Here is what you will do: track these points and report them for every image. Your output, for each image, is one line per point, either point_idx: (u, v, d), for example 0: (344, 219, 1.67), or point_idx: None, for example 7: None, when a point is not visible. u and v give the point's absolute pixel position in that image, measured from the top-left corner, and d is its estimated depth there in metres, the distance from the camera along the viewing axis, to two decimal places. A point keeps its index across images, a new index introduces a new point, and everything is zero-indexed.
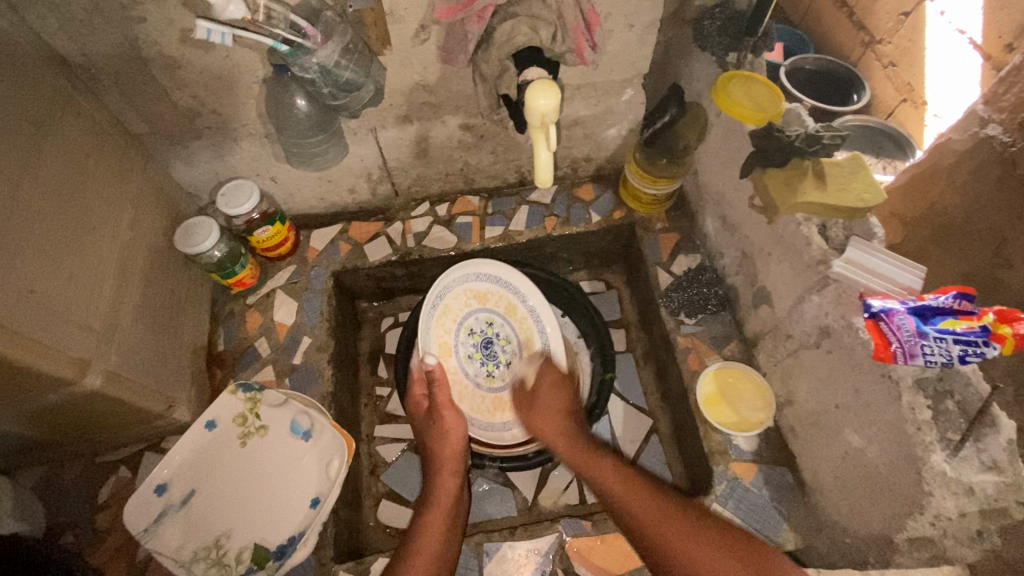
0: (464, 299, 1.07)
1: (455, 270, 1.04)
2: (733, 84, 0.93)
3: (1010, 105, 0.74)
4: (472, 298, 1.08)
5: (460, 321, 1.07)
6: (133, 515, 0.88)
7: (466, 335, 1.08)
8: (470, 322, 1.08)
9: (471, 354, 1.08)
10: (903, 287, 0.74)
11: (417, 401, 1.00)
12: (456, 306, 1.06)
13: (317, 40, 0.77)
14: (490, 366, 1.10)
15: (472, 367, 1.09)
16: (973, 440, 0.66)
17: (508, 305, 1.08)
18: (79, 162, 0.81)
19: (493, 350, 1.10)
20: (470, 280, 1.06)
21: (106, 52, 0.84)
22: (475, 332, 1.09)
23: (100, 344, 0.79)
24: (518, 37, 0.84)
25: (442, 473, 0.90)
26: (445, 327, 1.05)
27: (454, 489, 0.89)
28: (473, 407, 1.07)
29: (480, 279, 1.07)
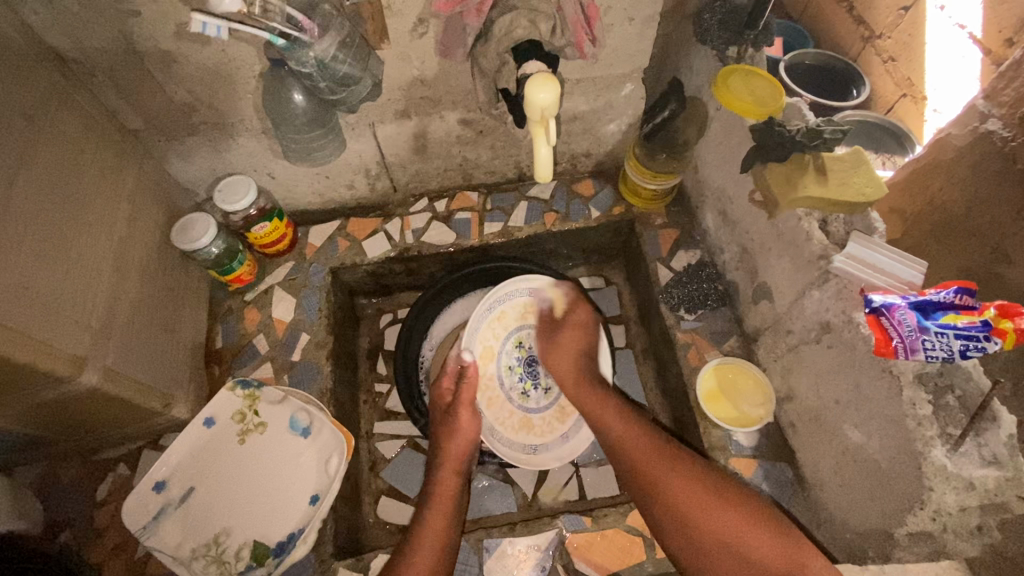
0: (523, 312, 1.09)
1: (513, 280, 1.06)
2: (739, 81, 0.93)
3: (1010, 99, 0.74)
4: (529, 312, 1.09)
5: (510, 330, 1.10)
6: (131, 513, 0.88)
7: (514, 346, 1.10)
8: (523, 336, 1.10)
9: (513, 367, 1.10)
10: (903, 282, 0.74)
11: (442, 394, 0.99)
12: (512, 314, 1.09)
13: (314, 33, 0.76)
14: (528, 385, 1.11)
15: (510, 379, 1.10)
16: (974, 434, 0.66)
17: None
18: (75, 158, 0.80)
19: (536, 369, 1.11)
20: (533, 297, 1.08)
21: (101, 46, 0.83)
22: (523, 346, 1.11)
23: (97, 340, 0.78)
24: (517, 29, 0.83)
25: (444, 469, 0.90)
26: (496, 331, 1.08)
27: (454, 494, 0.88)
28: (499, 418, 1.07)
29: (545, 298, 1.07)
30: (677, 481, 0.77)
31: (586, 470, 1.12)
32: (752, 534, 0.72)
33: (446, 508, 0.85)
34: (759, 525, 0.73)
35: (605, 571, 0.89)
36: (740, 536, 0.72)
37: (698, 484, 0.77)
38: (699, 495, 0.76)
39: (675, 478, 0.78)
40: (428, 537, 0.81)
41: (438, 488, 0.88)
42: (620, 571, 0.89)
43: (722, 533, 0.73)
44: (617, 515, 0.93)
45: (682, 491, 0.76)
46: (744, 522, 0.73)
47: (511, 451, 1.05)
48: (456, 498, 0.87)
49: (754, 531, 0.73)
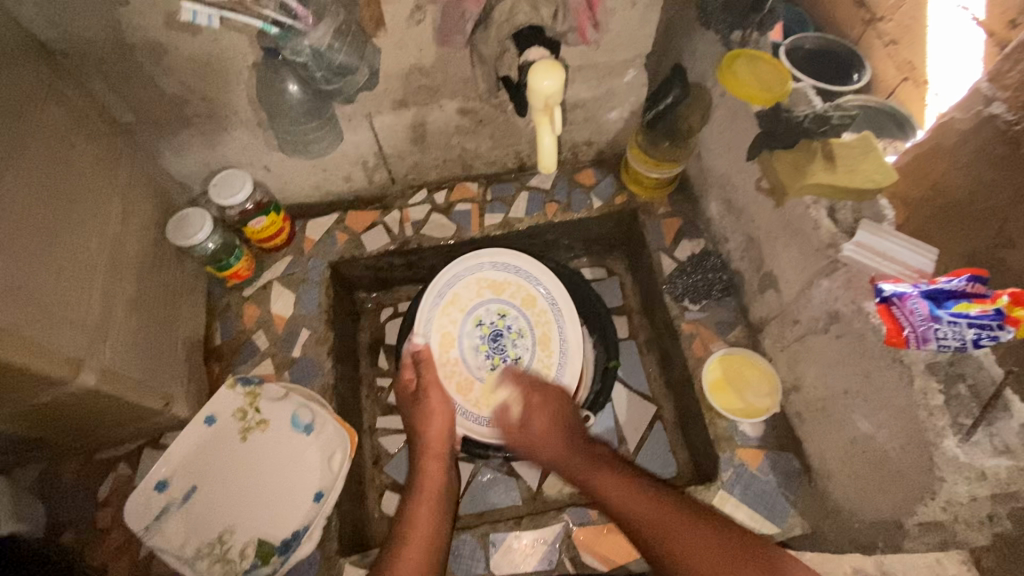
0: (476, 289, 1.14)
1: (461, 262, 1.13)
2: (745, 67, 0.89)
3: (1015, 82, 0.71)
4: (484, 287, 1.14)
5: (467, 311, 1.13)
6: (134, 513, 0.87)
7: (473, 325, 1.13)
8: (481, 313, 1.14)
9: (477, 346, 1.12)
10: (914, 270, 0.71)
11: (405, 384, 0.99)
12: (465, 296, 1.14)
13: (307, 22, 0.74)
14: (496, 359, 1.11)
15: (477, 359, 1.11)
16: (986, 424, 0.64)
17: (525, 296, 1.14)
18: (65, 154, 0.78)
19: (501, 342, 1.13)
20: (481, 270, 1.14)
21: (89, 36, 0.80)
22: (483, 324, 1.13)
23: (91, 341, 0.76)
24: (519, 15, 0.82)
25: (427, 456, 0.90)
26: (452, 316, 1.13)
27: (440, 475, 0.88)
28: (473, 398, 1.08)
29: (496, 268, 1.14)
30: (681, 535, 0.71)
31: None
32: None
33: (432, 500, 0.84)
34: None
35: (614, 565, 0.88)
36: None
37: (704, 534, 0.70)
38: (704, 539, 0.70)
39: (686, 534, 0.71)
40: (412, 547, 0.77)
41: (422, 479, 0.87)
42: (628, 563, 0.88)
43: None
44: None
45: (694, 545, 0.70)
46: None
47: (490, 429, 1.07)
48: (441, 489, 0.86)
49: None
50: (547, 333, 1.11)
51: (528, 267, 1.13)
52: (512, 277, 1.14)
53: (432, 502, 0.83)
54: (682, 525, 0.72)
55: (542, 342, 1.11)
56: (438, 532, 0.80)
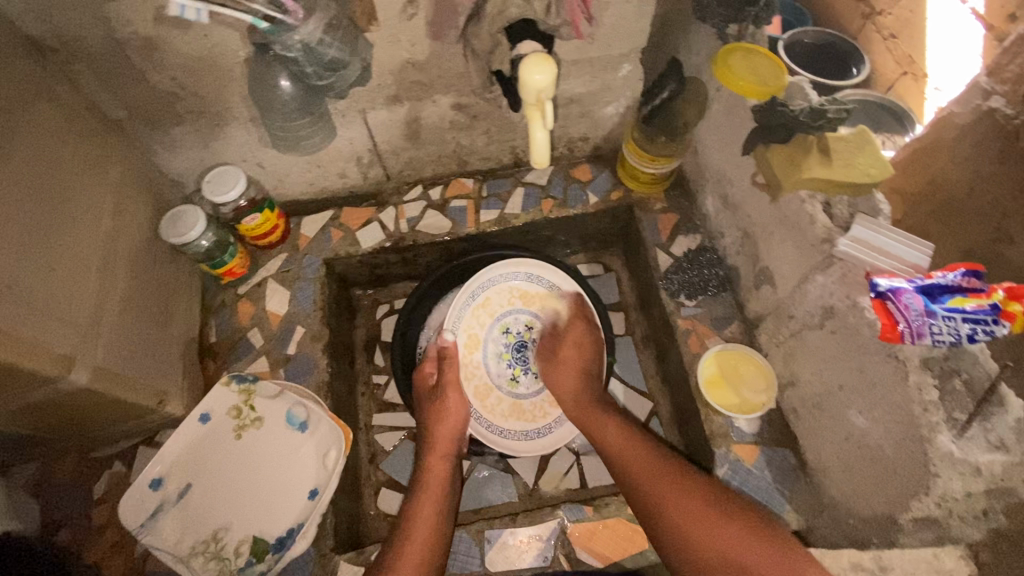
0: (508, 297, 1.13)
1: (495, 266, 1.11)
2: (740, 60, 0.90)
3: (1014, 76, 0.72)
4: (514, 296, 1.13)
5: (495, 317, 1.12)
6: (128, 511, 0.87)
7: (499, 332, 1.12)
8: (509, 321, 1.13)
9: (501, 353, 1.11)
10: (909, 265, 0.72)
11: (425, 377, 1.00)
12: (496, 302, 1.12)
13: (298, 16, 0.74)
14: (517, 370, 1.12)
15: (498, 366, 1.11)
16: (980, 419, 0.65)
17: (554, 312, 1.13)
18: (55, 151, 0.78)
19: (525, 354, 1.12)
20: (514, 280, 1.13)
21: (79, 32, 0.80)
22: (510, 333, 1.13)
23: (84, 338, 0.76)
24: (511, 8, 0.82)
25: (433, 455, 0.90)
26: (481, 319, 1.12)
27: (445, 474, 0.88)
28: (489, 406, 1.08)
29: (530, 280, 1.13)
30: (672, 490, 0.77)
31: (587, 457, 1.11)
32: (760, 545, 0.69)
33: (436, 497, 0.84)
34: (758, 536, 0.70)
35: (608, 561, 0.89)
36: (736, 549, 0.69)
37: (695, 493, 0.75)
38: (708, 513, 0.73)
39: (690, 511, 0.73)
40: (415, 540, 0.78)
41: (427, 476, 0.88)
42: (623, 560, 0.88)
43: (718, 547, 0.69)
44: (619, 504, 0.92)
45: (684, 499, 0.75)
46: (748, 540, 0.69)
47: (507, 441, 1.06)
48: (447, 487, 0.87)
49: (758, 544, 0.69)
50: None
51: (563, 283, 1.12)
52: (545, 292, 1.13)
53: (436, 503, 0.83)
54: (674, 481, 0.78)
55: None
56: (442, 522, 0.82)
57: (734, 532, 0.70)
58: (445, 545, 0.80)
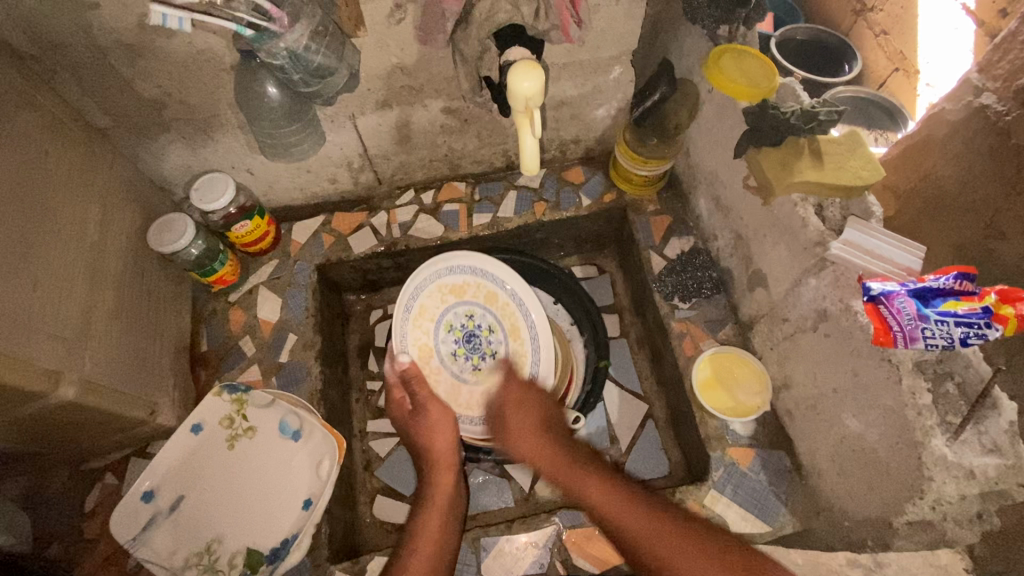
0: (439, 296, 1.05)
1: (417, 272, 1.02)
2: (730, 63, 0.89)
3: (1005, 72, 0.71)
4: (446, 293, 1.04)
5: (436, 319, 1.05)
6: (120, 524, 0.86)
7: (446, 332, 1.05)
8: (451, 318, 1.05)
9: (454, 351, 1.05)
10: (902, 267, 0.72)
11: (398, 403, 0.99)
12: (431, 305, 1.04)
13: (283, 23, 0.72)
14: (476, 359, 1.04)
15: (458, 364, 1.05)
16: (974, 422, 0.65)
17: (486, 292, 1.04)
18: (39, 162, 0.77)
19: (476, 342, 1.04)
20: (439, 276, 1.03)
21: (62, 40, 0.79)
22: (455, 328, 1.05)
23: (70, 352, 0.75)
24: (500, 13, 0.80)
25: (435, 469, 0.89)
26: (423, 328, 1.04)
27: (449, 485, 0.87)
28: (463, 405, 1.03)
29: (453, 272, 1.03)
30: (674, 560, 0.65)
31: None
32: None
33: (439, 511, 0.83)
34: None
35: (605, 565, 0.88)
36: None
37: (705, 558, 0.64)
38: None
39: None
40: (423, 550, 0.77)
41: (432, 491, 0.86)
42: (621, 564, 0.88)
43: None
44: None
45: (680, 558, 0.65)
46: None
47: None
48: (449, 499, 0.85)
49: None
50: (517, 323, 1.02)
51: (482, 265, 1.03)
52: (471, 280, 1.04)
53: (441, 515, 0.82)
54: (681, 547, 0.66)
55: (513, 333, 1.02)
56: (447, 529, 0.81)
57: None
58: (452, 550, 0.79)
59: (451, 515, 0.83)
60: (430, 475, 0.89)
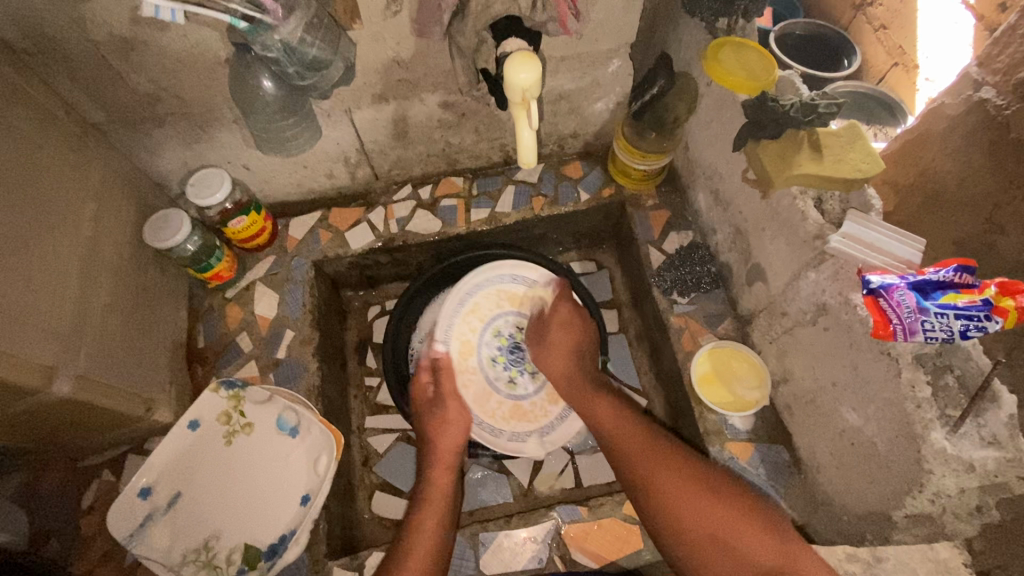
0: (495, 300, 1.11)
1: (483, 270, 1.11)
2: (730, 56, 0.89)
3: (1005, 66, 0.70)
4: (503, 299, 1.11)
5: (486, 321, 1.10)
6: (116, 521, 0.85)
7: (492, 336, 1.09)
8: (499, 324, 1.10)
9: (495, 357, 1.08)
10: (903, 261, 0.71)
11: (421, 389, 0.97)
12: (484, 306, 1.10)
13: (277, 15, 0.71)
14: (514, 372, 1.08)
15: (495, 371, 1.08)
16: (974, 416, 0.64)
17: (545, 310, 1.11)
18: (33, 157, 0.76)
19: (519, 355, 1.09)
20: (501, 281, 1.11)
21: (55, 33, 0.78)
22: (502, 335, 1.10)
23: (65, 348, 0.75)
24: (495, 5, 0.79)
25: (435, 468, 0.86)
26: (472, 325, 1.09)
27: (448, 485, 0.85)
28: (489, 411, 1.05)
29: (516, 280, 1.11)
30: (664, 472, 0.73)
31: (582, 457, 1.11)
32: (745, 521, 0.67)
33: (438, 509, 0.81)
34: (751, 515, 0.67)
35: (603, 561, 0.88)
36: (728, 531, 0.67)
37: (688, 472, 0.72)
38: (690, 488, 0.71)
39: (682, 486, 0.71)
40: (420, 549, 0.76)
41: (430, 489, 0.84)
42: (618, 561, 0.88)
43: (711, 529, 0.67)
44: (613, 505, 0.92)
45: (669, 476, 0.72)
46: (744, 524, 0.67)
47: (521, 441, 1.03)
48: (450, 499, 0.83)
49: (752, 525, 0.67)
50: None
51: (539, 278, 1.11)
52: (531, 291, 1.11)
53: (439, 514, 0.81)
54: (667, 463, 0.74)
55: None
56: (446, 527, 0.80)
57: (725, 514, 0.68)
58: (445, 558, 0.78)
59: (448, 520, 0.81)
60: (428, 473, 0.86)
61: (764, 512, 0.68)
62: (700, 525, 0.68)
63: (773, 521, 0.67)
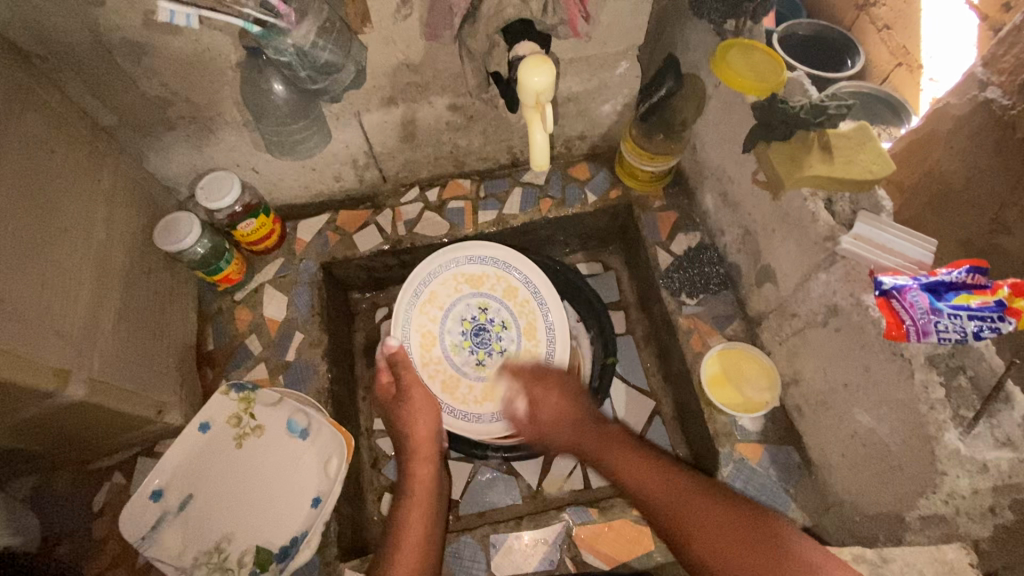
0: (453, 285, 1.11)
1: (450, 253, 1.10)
2: (738, 57, 0.88)
3: (1010, 66, 0.71)
4: (461, 283, 1.11)
5: (446, 309, 1.11)
6: (129, 524, 0.85)
7: (454, 323, 1.10)
8: (461, 309, 1.11)
9: (459, 342, 1.10)
10: (914, 261, 0.71)
11: (384, 387, 0.96)
12: (443, 293, 1.10)
13: (290, 20, 0.72)
14: (481, 354, 1.10)
15: (461, 355, 1.10)
16: (987, 416, 0.64)
17: (507, 288, 1.12)
18: (46, 161, 0.76)
19: (483, 336, 1.11)
20: (458, 265, 1.10)
21: (67, 37, 0.78)
22: (465, 320, 1.11)
23: (79, 351, 0.75)
24: (508, 8, 0.80)
25: (415, 460, 0.89)
26: (431, 314, 1.10)
27: (430, 477, 0.88)
28: (460, 397, 1.07)
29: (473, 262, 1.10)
30: (693, 515, 0.72)
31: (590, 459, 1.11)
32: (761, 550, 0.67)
33: (424, 500, 0.84)
34: (776, 547, 0.66)
35: (616, 563, 0.88)
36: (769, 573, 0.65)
37: (718, 514, 0.71)
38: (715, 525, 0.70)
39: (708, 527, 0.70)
40: (410, 543, 0.77)
41: (414, 484, 0.86)
42: (630, 562, 0.88)
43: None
44: (624, 506, 0.92)
45: (705, 526, 0.71)
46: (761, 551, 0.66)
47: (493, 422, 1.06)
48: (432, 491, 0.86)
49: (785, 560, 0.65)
50: (532, 323, 1.11)
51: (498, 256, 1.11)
52: (489, 270, 1.11)
53: (423, 506, 0.83)
54: (694, 504, 0.73)
55: (527, 331, 1.10)
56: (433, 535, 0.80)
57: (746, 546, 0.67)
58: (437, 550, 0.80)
59: (432, 508, 0.84)
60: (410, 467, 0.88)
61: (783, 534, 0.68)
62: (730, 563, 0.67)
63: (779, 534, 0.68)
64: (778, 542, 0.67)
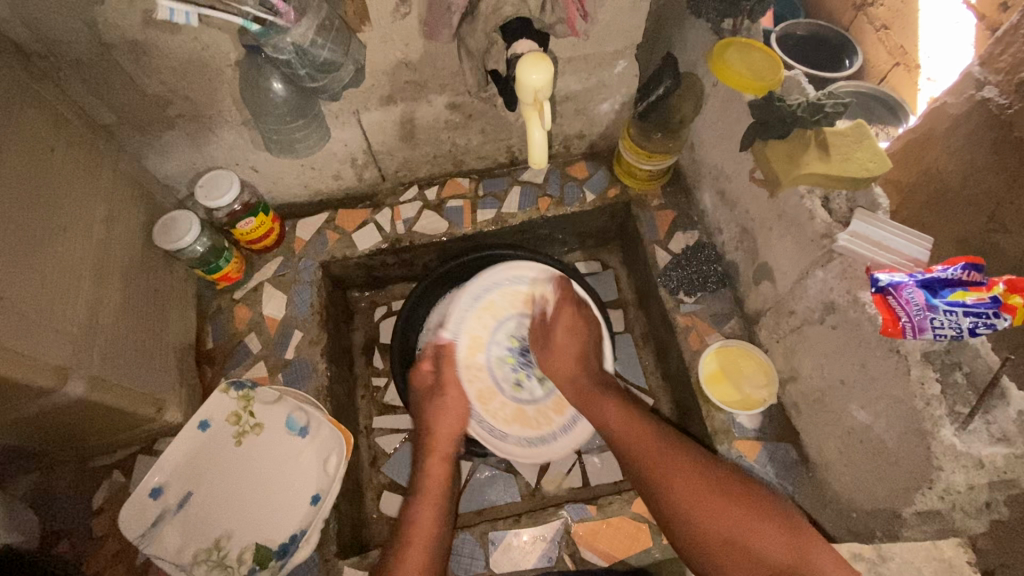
0: (510, 300, 1.08)
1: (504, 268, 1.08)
2: (736, 55, 0.89)
3: (1008, 66, 0.71)
4: (518, 299, 1.08)
5: (500, 319, 1.08)
6: (128, 522, 0.86)
7: (504, 336, 1.07)
8: (513, 326, 1.08)
9: (504, 357, 1.06)
10: (910, 259, 0.71)
11: (422, 376, 0.98)
12: (501, 303, 1.08)
13: (289, 18, 0.72)
14: (522, 375, 1.07)
15: (501, 370, 1.06)
16: (982, 412, 0.65)
17: None
18: (45, 159, 0.76)
19: (530, 359, 1.07)
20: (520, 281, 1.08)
21: (66, 35, 0.78)
22: (515, 337, 1.08)
23: (78, 349, 0.76)
24: (506, 7, 0.80)
25: (432, 457, 0.88)
26: (485, 322, 1.08)
27: (443, 477, 0.86)
28: (491, 410, 1.03)
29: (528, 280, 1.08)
30: (681, 474, 0.75)
31: (590, 457, 1.11)
32: (759, 523, 0.69)
33: (433, 501, 0.83)
34: (772, 522, 0.70)
35: (614, 560, 0.88)
36: (750, 536, 0.69)
37: (711, 479, 0.74)
38: (705, 488, 0.73)
39: (698, 489, 0.73)
40: (417, 541, 0.78)
41: (427, 482, 0.85)
42: (628, 559, 0.88)
43: (732, 536, 0.69)
44: (622, 503, 0.92)
45: (693, 485, 0.73)
46: (758, 523, 0.69)
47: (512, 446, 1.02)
48: (444, 492, 0.84)
49: (773, 532, 0.69)
50: None
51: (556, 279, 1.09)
52: None
53: (435, 508, 0.82)
54: (687, 466, 0.75)
55: None
56: (440, 529, 0.80)
57: (743, 518, 0.70)
58: (444, 550, 0.80)
59: (445, 509, 0.83)
60: (426, 464, 0.87)
61: (783, 517, 0.70)
62: (713, 525, 0.70)
63: (791, 522, 0.70)
64: (766, 517, 0.70)
